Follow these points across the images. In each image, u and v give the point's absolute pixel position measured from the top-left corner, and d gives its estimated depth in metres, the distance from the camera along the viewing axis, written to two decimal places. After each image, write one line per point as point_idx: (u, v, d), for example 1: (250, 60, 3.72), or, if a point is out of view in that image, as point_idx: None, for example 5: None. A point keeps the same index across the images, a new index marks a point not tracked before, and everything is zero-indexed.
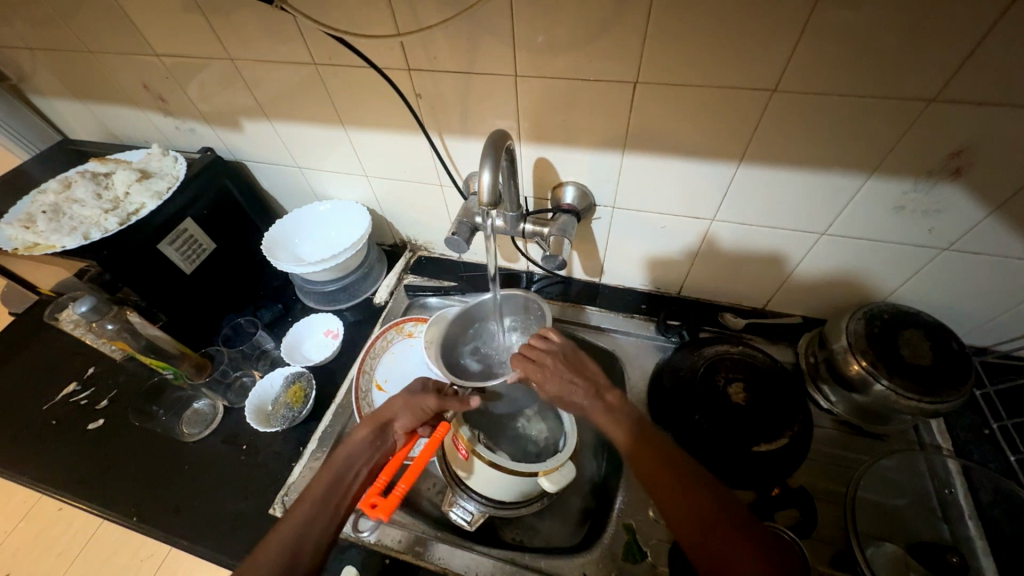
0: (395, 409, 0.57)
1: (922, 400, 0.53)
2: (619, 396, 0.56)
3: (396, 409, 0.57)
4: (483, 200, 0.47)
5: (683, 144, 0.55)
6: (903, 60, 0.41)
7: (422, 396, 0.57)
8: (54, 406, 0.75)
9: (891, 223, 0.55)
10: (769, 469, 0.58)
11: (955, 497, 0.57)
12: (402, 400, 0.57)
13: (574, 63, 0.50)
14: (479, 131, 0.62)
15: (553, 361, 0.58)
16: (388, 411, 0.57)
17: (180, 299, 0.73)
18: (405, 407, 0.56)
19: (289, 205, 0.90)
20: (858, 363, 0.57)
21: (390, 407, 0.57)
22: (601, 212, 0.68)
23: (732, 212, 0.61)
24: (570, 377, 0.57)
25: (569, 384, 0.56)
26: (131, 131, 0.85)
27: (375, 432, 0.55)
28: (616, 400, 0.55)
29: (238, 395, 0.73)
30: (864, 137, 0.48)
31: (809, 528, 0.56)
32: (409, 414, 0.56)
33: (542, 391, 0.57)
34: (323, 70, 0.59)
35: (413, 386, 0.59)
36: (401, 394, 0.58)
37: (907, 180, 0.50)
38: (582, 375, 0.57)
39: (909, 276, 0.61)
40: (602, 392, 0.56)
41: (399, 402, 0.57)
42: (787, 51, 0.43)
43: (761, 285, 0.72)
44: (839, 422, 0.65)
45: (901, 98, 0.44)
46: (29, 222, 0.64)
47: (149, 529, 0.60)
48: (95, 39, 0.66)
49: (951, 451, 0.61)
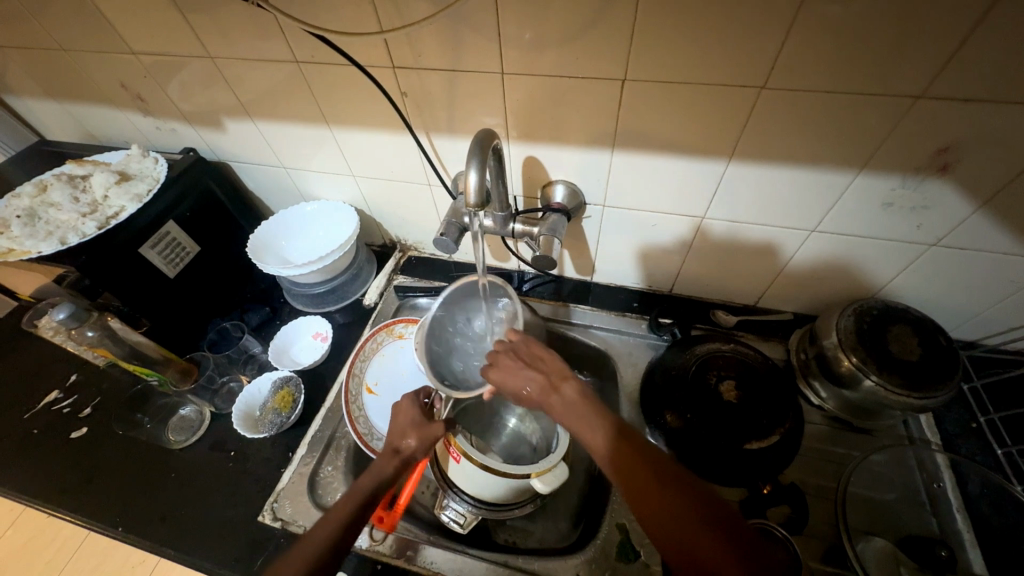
0: (410, 442, 0.54)
1: (910, 395, 0.53)
2: (576, 385, 0.54)
3: (416, 443, 0.54)
4: (470, 202, 0.46)
5: (672, 142, 0.54)
6: (891, 56, 0.41)
7: (433, 424, 0.56)
8: (35, 415, 0.73)
9: (880, 219, 0.55)
10: (761, 467, 0.58)
11: (944, 491, 0.57)
12: (419, 432, 0.55)
13: (561, 61, 0.49)
14: (466, 129, 0.61)
15: (506, 359, 0.56)
16: (409, 446, 0.54)
17: (164, 304, 0.72)
18: (423, 438, 0.55)
19: (276, 206, 0.89)
20: (847, 359, 0.58)
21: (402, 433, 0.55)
22: (591, 210, 0.67)
23: (722, 209, 0.61)
24: (523, 373, 0.55)
25: (524, 379, 0.54)
26: (110, 131, 0.83)
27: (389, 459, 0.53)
28: (573, 392, 0.53)
29: (225, 400, 0.72)
30: (851, 133, 0.48)
31: (801, 525, 0.56)
32: (425, 445, 0.54)
33: (502, 390, 0.55)
34: (306, 68, 0.58)
35: (413, 413, 0.57)
36: (414, 425, 0.56)
37: (896, 177, 0.50)
38: (532, 366, 0.55)
39: (897, 272, 0.62)
40: (559, 384, 0.54)
41: (415, 435, 0.55)
42: (776, 48, 0.43)
43: (752, 282, 0.72)
44: (830, 418, 0.65)
45: (888, 95, 0.43)
46: (3, 227, 0.63)
47: (135, 539, 0.59)
48: (69, 37, 0.64)
49: (940, 445, 0.61)
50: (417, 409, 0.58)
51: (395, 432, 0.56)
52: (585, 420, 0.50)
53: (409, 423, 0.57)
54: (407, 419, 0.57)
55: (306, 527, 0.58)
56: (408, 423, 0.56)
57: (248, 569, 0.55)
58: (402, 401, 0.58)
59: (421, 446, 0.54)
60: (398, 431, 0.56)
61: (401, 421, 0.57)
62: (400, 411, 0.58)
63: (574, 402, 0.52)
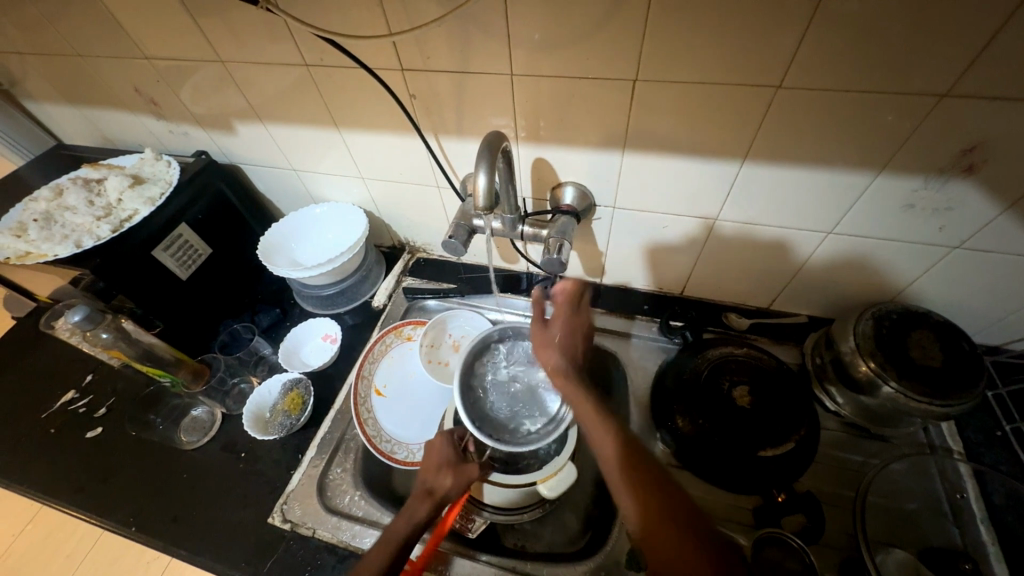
0: (444, 483, 0.54)
1: (932, 403, 0.52)
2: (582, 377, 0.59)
3: (450, 483, 0.54)
4: (479, 204, 0.47)
5: (686, 143, 0.53)
6: (910, 56, 0.39)
7: (469, 466, 0.56)
8: (54, 414, 0.74)
9: (901, 221, 0.53)
10: (776, 474, 0.57)
11: (967, 502, 0.55)
12: (453, 473, 0.54)
13: (571, 62, 0.48)
14: (475, 131, 0.60)
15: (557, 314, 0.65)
16: (442, 486, 0.54)
17: (177, 306, 0.73)
18: (456, 478, 0.54)
19: (286, 208, 0.89)
20: (866, 365, 0.56)
21: (432, 471, 0.55)
22: (601, 212, 0.66)
23: (736, 210, 0.59)
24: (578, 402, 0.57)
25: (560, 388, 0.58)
26: (125, 135, 0.84)
27: (422, 497, 0.53)
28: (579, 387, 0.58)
29: (236, 402, 0.73)
30: (870, 133, 0.46)
31: (817, 534, 0.55)
32: (460, 487, 0.54)
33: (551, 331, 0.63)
34: (315, 71, 0.58)
35: (447, 451, 0.57)
36: (448, 464, 0.55)
37: (918, 177, 0.48)
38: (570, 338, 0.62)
39: (917, 275, 0.60)
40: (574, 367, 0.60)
41: (450, 475, 0.54)
42: (792, 46, 0.41)
43: (766, 284, 0.70)
44: (846, 424, 0.64)
45: (911, 93, 0.42)
46: (21, 231, 0.64)
47: (147, 540, 0.59)
48: (84, 43, 0.65)
49: (963, 454, 0.59)
50: (450, 446, 0.58)
51: (426, 470, 0.56)
52: (601, 424, 0.54)
53: (442, 461, 0.56)
54: (441, 456, 0.57)
55: (315, 530, 0.58)
56: (442, 461, 0.56)
57: (258, 570, 0.56)
58: (436, 438, 0.58)
59: (456, 487, 0.54)
60: (430, 468, 0.56)
61: (434, 456, 0.57)
62: (432, 448, 0.58)
63: (598, 409, 0.55)
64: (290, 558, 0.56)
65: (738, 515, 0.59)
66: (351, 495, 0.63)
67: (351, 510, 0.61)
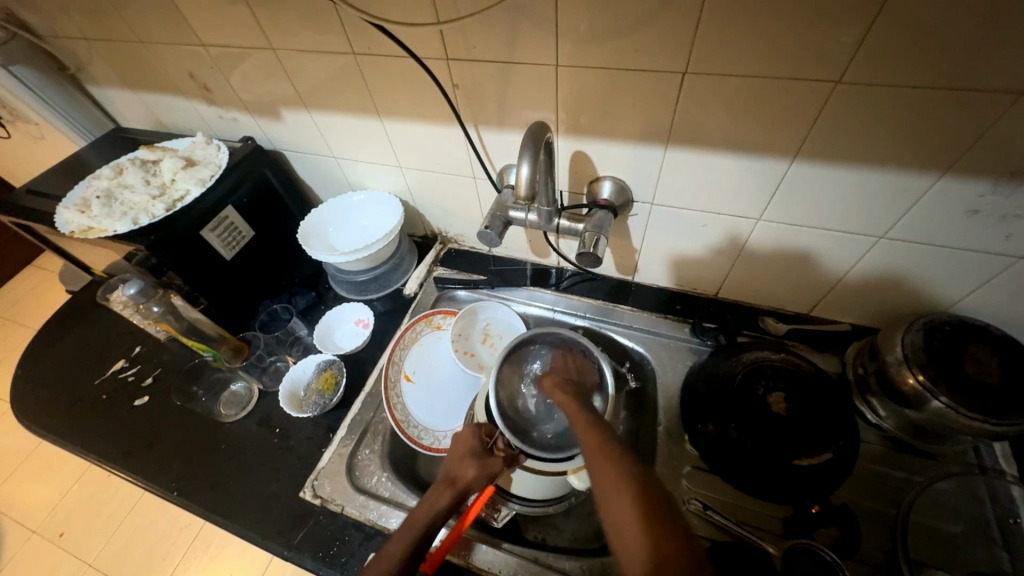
0: (466, 473, 0.53)
1: (986, 421, 0.49)
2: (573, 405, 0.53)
3: (473, 473, 0.53)
4: (521, 194, 0.47)
5: (733, 139, 0.52)
6: (987, 50, 0.37)
7: (492, 459, 0.55)
8: (105, 381, 0.79)
9: (962, 228, 0.50)
10: (810, 485, 0.55)
11: (1021, 527, 0.52)
12: (476, 464, 0.54)
13: (618, 54, 0.48)
14: (515, 123, 0.60)
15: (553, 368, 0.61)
16: (465, 476, 0.53)
17: (221, 285, 0.76)
18: (478, 469, 0.53)
19: (324, 194, 0.92)
20: (913, 377, 0.53)
21: (455, 462, 0.55)
22: (639, 208, 0.65)
23: (780, 211, 0.58)
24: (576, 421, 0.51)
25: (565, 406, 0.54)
26: (177, 119, 0.88)
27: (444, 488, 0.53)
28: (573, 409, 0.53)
29: (272, 379, 0.76)
30: (933, 132, 0.44)
31: (851, 549, 0.53)
32: (482, 479, 0.53)
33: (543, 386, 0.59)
34: (362, 59, 0.59)
35: (472, 443, 0.57)
36: (472, 455, 0.55)
37: (986, 181, 0.45)
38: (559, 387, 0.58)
39: (977, 285, 0.56)
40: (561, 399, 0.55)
41: (473, 465, 0.54)
42: (856, 39, 0.40)
43: (807, 289, 0.68)
44: (887, 439, 0.61)
45: (983, 91, 0.39)
46: (84, 206, 0.68)
47: (187, 504, 0.62)
48: (146, 29, 0.68)
49: (1017, 477, 0.56)
50: (475, 438, 0.57)
51: (451, 460, 0.56)
52: (601, 458, 0.45)
53: (466, 452, 0.56)
54: (466, 447, 0.56)
55: (344, 507, 0.60)
56: (466, 452, 0.56)
57: (289, 542, 0.58)
58: (463, 429, 0.58)
59: (479, 478, 0.53)
60: (455, 457, 0.56)
61: (460, 447, 0.57)
62: (458, 441, 0.58)
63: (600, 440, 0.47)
64: (319, 532, 0.58)
65: (766, 522, 0.57)
66: (378, 476, 0.64)
67: (377, 491, 0.62)
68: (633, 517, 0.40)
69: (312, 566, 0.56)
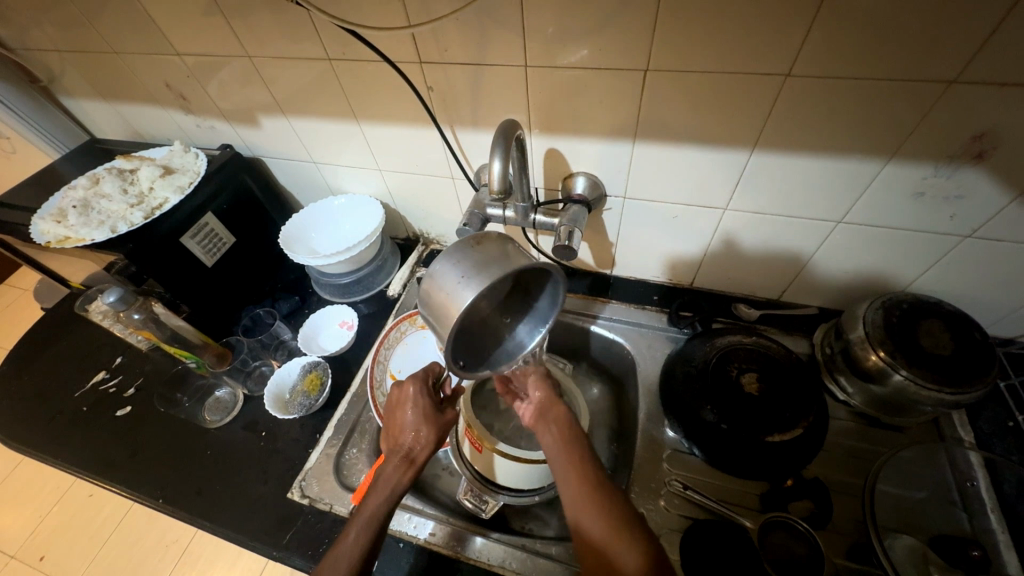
0: (421, 443, 0.55)
1: (942, 391, 0.52)
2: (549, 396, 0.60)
3: (431, 444, 0.55)
4: (494, 189, 0.49)
5: (696, 131, 0.54)
6: (918, 43, 0.40)
7: (445, 422, 0.57)
8: (85, 393, 0.78)
9: (911, 210, 0.54)
10: (783, 460, 0.58)
11: (977, 491, 0.55)
12: (433, 431, 0.56)
13: (583, 53, 0.50)
14: (490, 122, 0.62)
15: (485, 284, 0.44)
16: (423, 448, 0.55)
17: (202, 291, 0.76)
18: (433, 436, 0.56)
19: (305, 199, 0.92)
20: (876, 353, 0.57)
21: (406, 431, 0.56)
22: (613, 202, 0.68)
23: (743, 200, 0.60)
24: (542, 404, 0.60)
25: (540, 399, 0.60)
26: (154, 128, 0.88)
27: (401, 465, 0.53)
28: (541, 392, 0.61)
29: (257, 383, 0.76)
30: (878, 120, 0.47)
31: (824, 519, 0.56)
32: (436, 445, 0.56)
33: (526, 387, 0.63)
34: (338, 65, 0.60)
35: (424, 403, 0.58)
36: (425, 423, 0.56)
37: (928, 165, 0.49)
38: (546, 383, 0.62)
39: (930, 265, 0.60)
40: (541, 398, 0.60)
41: (427, 436, 0.55)
42: (801, 35, 0.42)
43: (776, 275, 0.71)
44: (856, 414, 0.64)
45: (918, 81, 0.43)
46: (61, 216, 0.67)
47: (174, 511, 0.62)
48: (120, 39, 0.69)
49: (974, 444, 0.59)
50: (427, 397, 0.58)
51: (403, 431, 0.56)
52: (547, 417, 0.58)
53: (420, 417, 0.56)
54: (416, 411, 0.57)
55: (332, 505, 0.60)
56: (419, 417, 0.56)
57: (278, 542, 0.58)
58: (412, 387, 0.58)
59: (436, 446, 0.56)
60: (407, 427, 0.56)
61: (410, 413, 0.57)
62: (407, 401, 0.58)
63: (553, 401, 0.59)
64: (309, 531, 0.59)
65: (742, 499, 0.59)
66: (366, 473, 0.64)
67: None
68: (561, 452, 0.54)
69: (302, 565, 0.56)
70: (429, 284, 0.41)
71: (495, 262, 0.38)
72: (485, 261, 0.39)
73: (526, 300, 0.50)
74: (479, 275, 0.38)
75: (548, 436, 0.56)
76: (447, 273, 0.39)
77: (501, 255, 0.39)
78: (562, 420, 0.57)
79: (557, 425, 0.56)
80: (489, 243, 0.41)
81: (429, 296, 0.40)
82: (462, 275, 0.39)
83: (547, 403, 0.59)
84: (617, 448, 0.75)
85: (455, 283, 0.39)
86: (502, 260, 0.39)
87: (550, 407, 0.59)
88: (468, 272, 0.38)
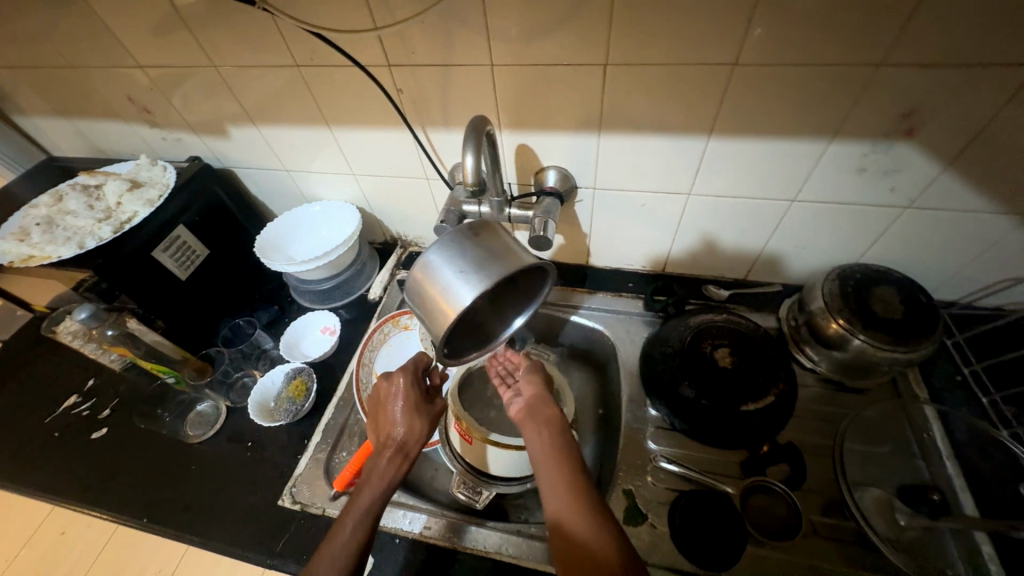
0: (414, 435, 0.56)
1: (896, 350, 0.56)
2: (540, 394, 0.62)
3: (424, 436, 0.56)
4: (469, 183, 0.50)
5: (656, 121, 0.57)
6: (845, 30, 0.44)
7: (436, 414, 0.59)
8: (57, 419, 0.75)
9: (856, 186, 0.58)
10: (759, 428, 0.60)
11: (934, 441, 0.60)
12: (425, 423, 0.57)
13: (546, 51, 0.53)
14: (460, 121, 0.64)
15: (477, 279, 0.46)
16: (415, 441, 0.56)
17: (177, 305, 0.74)
18: (426, 428, 0.57)
19: (278, 208, 0.92)
20: (836, 322, 0.60)
21: (399, 425, 0.56)
22: (584, 194, 0.71)
23: (705, 184, 0.64)
24: (532, 401, 0.61)
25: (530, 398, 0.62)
26: (116, 144, 0.86)
27: (395, 458, 0.54)
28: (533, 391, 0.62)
29: (240, 394, 0.75)
30: (819, 103, 0.51)
31: (800, 480, 0.59)
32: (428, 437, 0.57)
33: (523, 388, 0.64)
34: (306, 72, 0.61)
35: (414, 396, 0.58)
36: (417, 415, 0.57)
37: (867, 143, 0.53)
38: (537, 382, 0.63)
39: (876, 237, 0.65)
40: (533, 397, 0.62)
41: (420, 429, 0.56)
42: (743, 26, 0.46)
43: (742, 256, 0.75)
44: (824, 380, 0.68)
45: (851, 65, 0.47)
46: (23, 235, 0.65)
47: (160, 528, 0.61)
48: (78, 54, 0.67)
49: (929, 399, 0.64)
50: (417, 389, 0.59)
51: (394, 424, 0.56)
52: (533, 415, 0.59)
53: (411, 409, 0.57)
54: (408, 403, 0.57)
55: (325, 508, 0.60)
56: (410, 409, 0.57)
57: (271, 550, 0.57)
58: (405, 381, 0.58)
59: (427, 438, 0.57)
60: (399, 419, 0.56)
61: (400, 405, 0.57)
62: (398, 393, 0.58)
63: (541, 399, 0.61)
64: (302, 536, 0.58)
65: (725, 468, 0.62)
66: None
67: None
68: (543, 449, 0.55)
69: (297, 570, 0.55)
70: (426, 272, 0.42)
71: (494, 261, 0.40)
72: (483, 258, 0.40)
73: (518, 297, 0.51)
74: (479, 274, 0.39)
75: (534, 434, 0.58)
76: (446, 267, 0.41)
77: (499, 254, 0.41)
78: (547, 418, 0.58)
79: (546, 424, 0.57)
80: (489, 240, 0.42)
81: (425, 285, 0.42)
82: (463, 271, 0.40)
83: (534, 401, 0.61)
84: (603, 432, 0.77)
85: (454, 277, 0.40)
86: (501, 260, 0.40)
87: (540, 405, 0.60)
88: (469, 270, 0.40)
